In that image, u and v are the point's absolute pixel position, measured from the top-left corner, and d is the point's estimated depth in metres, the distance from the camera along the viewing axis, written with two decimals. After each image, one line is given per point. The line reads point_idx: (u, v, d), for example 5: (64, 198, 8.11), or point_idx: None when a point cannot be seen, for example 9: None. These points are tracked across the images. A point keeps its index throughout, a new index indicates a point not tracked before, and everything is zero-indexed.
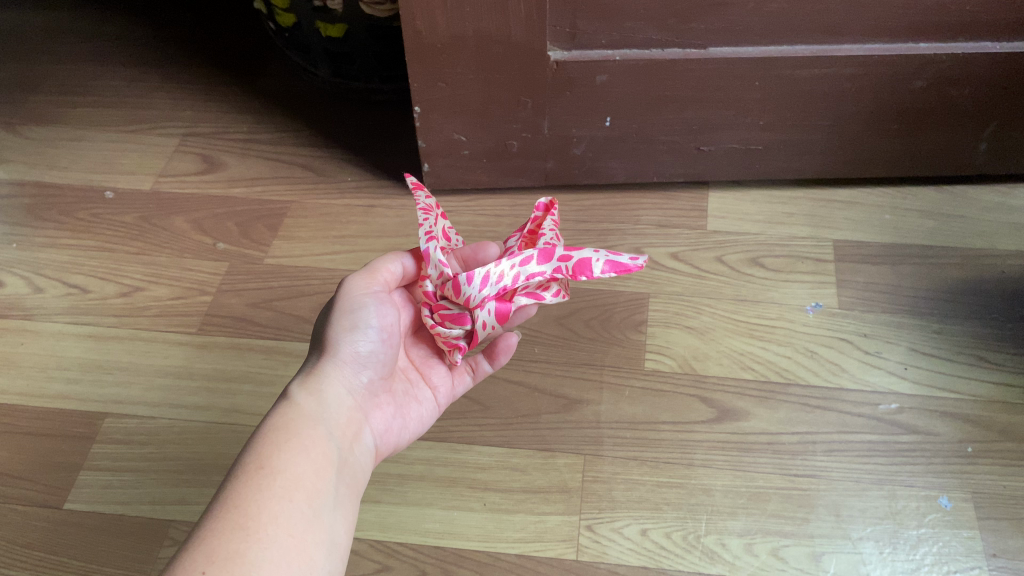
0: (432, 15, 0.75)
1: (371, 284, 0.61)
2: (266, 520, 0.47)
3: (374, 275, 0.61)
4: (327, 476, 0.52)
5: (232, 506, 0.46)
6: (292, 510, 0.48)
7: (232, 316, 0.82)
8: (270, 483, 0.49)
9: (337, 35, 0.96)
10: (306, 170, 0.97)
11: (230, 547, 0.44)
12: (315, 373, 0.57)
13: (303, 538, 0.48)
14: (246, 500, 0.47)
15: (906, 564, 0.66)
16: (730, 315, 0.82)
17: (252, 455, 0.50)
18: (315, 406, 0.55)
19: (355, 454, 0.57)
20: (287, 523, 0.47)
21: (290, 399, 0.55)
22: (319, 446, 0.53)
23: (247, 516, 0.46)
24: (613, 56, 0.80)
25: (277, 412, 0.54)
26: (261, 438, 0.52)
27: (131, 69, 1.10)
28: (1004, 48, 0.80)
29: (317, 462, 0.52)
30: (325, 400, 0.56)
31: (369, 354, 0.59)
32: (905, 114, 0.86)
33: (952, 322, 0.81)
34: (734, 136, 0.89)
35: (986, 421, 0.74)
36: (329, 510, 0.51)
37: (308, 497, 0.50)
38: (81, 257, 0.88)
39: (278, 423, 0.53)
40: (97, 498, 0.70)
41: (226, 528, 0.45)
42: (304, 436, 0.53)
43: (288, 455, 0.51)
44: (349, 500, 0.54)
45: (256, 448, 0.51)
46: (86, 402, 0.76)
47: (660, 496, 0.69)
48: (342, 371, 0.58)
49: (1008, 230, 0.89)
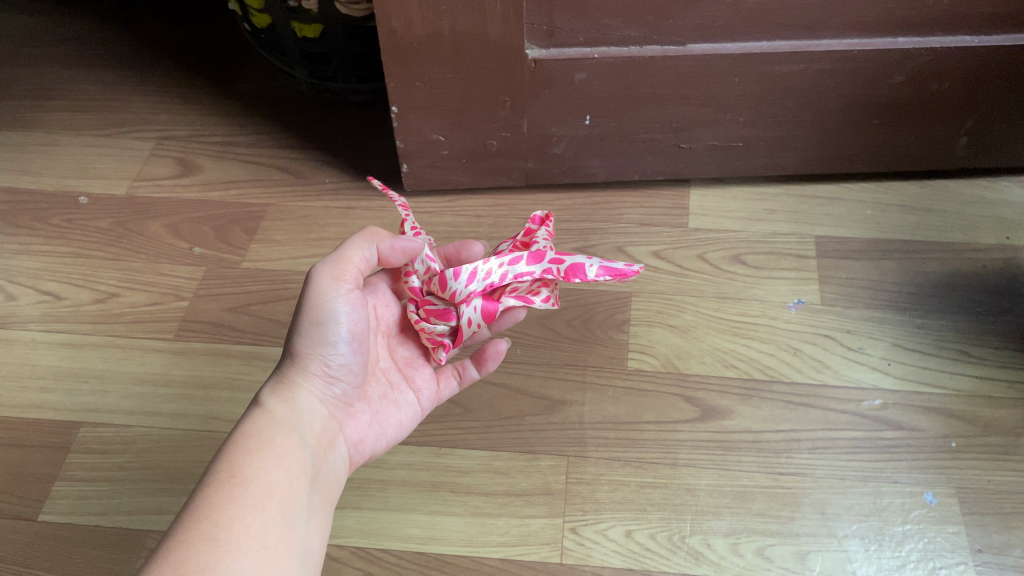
0: (407, 14, 0.74)
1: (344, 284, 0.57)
2: (238, 530, 0.46)
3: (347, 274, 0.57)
4: (300, 485, 0.51)
5: (205, 515, 0.46)
6: (264, 520, 0.47)
7: (210, 322, 0.81)
8: (241, 491, 0.48)
9: (313, 35, 0.95)
10: (284, 173, 0.96)
11: (200, 559, 0.44)
12: (287, 385, 0.56)
13: (275, 550, 0.47)
14: (217, 510, 0.46)
15: (892, 561, 0.66)
16: (713, 314, 0.81)
17: (223, 464, 0.49)
18: (286, 415, 0.55)
19: (329, 463, 0.56)
20: (259, 533, 0.47)
21: (262, 408, 0.54)
22: (292, 454, 0.52)
23: (218, 526, 0.45)
24: (592, 54, 0.79)
25: (249, 419, 0.54)
26: (232, 447, 0.51)
27: (104, 72, 1.09)
28: (982, 42, 0.80)
29: (290, 471, 0.51)
30: (297, 408, 0.55)
31: (339, 364, 0.57)
32: (885, 109, 0.86)
33: (934, 316, 0.81)
34: (714, 133, 0.88)
35: (969, 415, 0.74)
36: (302, 520, 0.50)
37: (280, 507, 0.49)
38: (55, 263, 0.87)
39: (250, 430, 0.53)
40: (73, 509, 0.69)
41: (196, 539, 0.44)
42: (276, 446, 0.52)
43: (260, 464, 0.50)
44: (323, 509, 0.53)
45: (227, 456, 0.50)
46: (61, 412, 0.75)
47: (645, 496, 0.69)
48: (312, 382, 0.57)
49: (989, 224, 0.89)
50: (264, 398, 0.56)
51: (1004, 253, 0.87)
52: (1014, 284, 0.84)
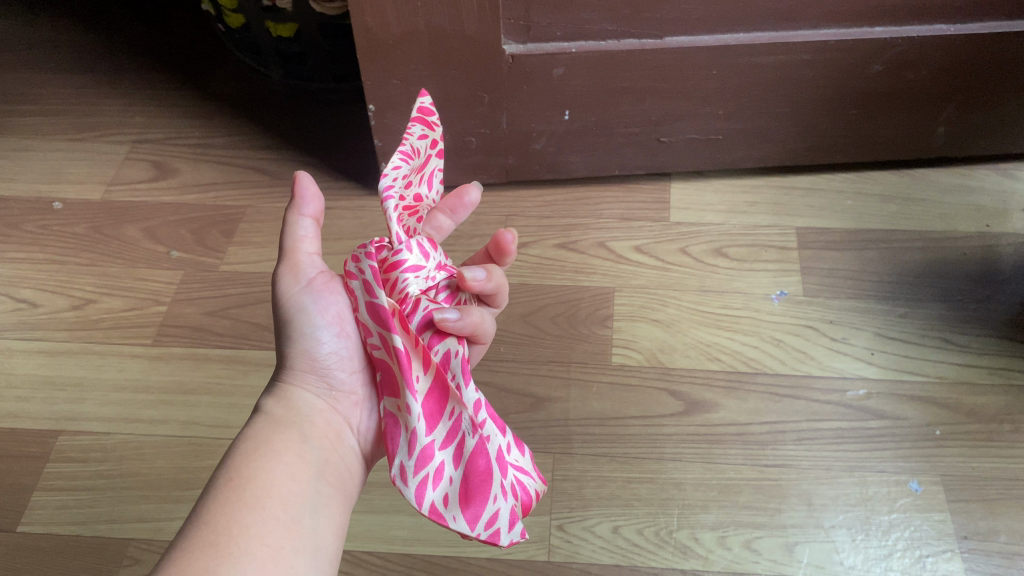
0: (383, 11, 0.74)
1: (303, 270, 0.54)
2: (237, 532, 0.43)
3: (298, 261, 0.54)
4: (306, 478, 0.49)
5: (201, 525, 0.43)
6: (266, 518, 0.45)
7: (189, 326, 0.80)
8: (241, 492, 0.45)
9: (287, 34, 0.94)
10: (261, 174, 0.95)
11: (198, 568, 0.41)
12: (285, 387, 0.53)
13: (280, 547, 0.44)
14: (215, 515, 0.44)
15: (879, 550, 0.65)
16: (695, 307, 0.81)
17: (222, 469, 0.47)
18: (285, 416, 0.52)
19: (341, 454, 0.53)
20: (261, 532, 0.44)
21: (261, 413, 0.52)
22: (294, 450, 0.50)
23: (216, 531, 0.43)
24: (569, 49, 0.79)
25: (248, 425, 0.51)
26: (234, 451, 0.48)
27: (78, 75, 1.07)
28: (957, 31, 0.80)
29: (293, 466, 0.48)
30: (298, 408, 0.52)
31: (330, 355, 0.53)
32: (864, 99, 0.86)
33: (916, 304, 0.81)
34: (694, 126, 0.88)
35: (953, 403, 0.73)
36: (309, 513, 0.47)
37: (283, 503, 0.46)
38: (29, 270, 0.86)
39: (249, 434, 0.50)
40: (53, 520, 0.68)
41: (193, 549, 0.42)
42: (276, 445, 0.49)
43: (260, 463, 0.48)
44: (337, 502, 0.50)
45: (225, 463, 0.48)
46: (38, 420, 0.74)
47: (631, 492, 0.69)
48: (311, 381, 0.54)
49: (969, 211, 0.90)
50: (267, 403, 0.53)
51: (983, 240, 0.87)
52: (995, 270, 0.84)
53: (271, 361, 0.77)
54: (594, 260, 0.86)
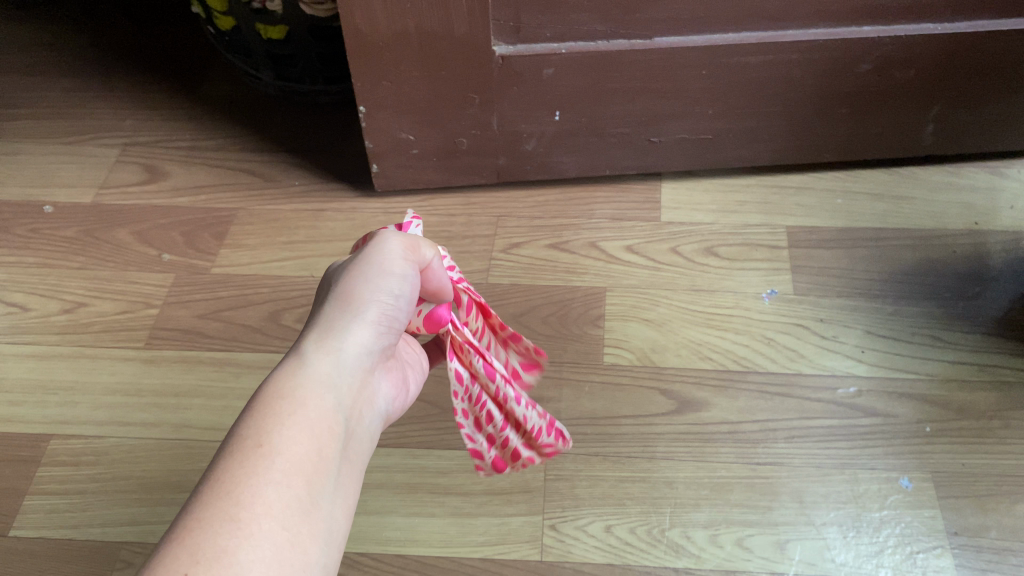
0: (372, 13, 0.74)
1: (416, 254, 0.53)
2: (260, 511, 0.40)
3: (415, 244, 0.53)
4: (331, 454, 0.45)
5: (223, 491, 0.40)
6: (290, 497, 0.41)
7: (181, 329, 0.80)
8: (267, 464, 0.42)
9: (278, 37, 0.94)
10: (252, 177, 0.95)
11: (217, 543, 0.37)
12: (336, 333, 0.49)
13: (302, 532, 0.41)
14: (239, 485, 0.40)
15: (870, 547, 0.66)
16: (687, 307, 0.81)
17: (250, 428, 0.43)
18: (323, 373, 0.48)
19: (358, 428, 0.50)
20: (283, 514, 0.41)
21: (299, 361, 0.48)
22: (323, 419, 0.46)
23: (240, 503, 0.39)
24: (559, 49, 0.79)
25: (279, 374, 0.47)
26: (262, 409, 0.45)
27: (68, 79, 1.07)
28: (945, 30, 0.80)
29: (320, 438, 0.45)
30: (338, 363, 0.49)
31: (395, 322, 0.52)
32: (853, 97, 0.87)
33: (905, 302, 0.82)
34: (684, 126, 0.88)
35: (942, 400, 0.74)
36: (329, 496, 0.44)
37: (307, 481, 0.43)
38: (20, 274, 0.86)
39: (278, 390, 0.46)
40: (44, 524, 0.68)
41: (214, 519, 0.38)
42: (309, 410, 0.46)
43: (288, 430, 0.44)
44: (350, 483, 0.47)
45: (252, 420, 0.44)
46: (30, 424, 0.74)
47: (623, 491, 0.69)
48: (368, 337, 0.51)
49: (958, 209, 0.90)
50: (305, 344, 0.49)
51: (973, 238, 0.87)
52: (984, 267, 0.84)
53: (263, 364, 0.77)
54: (585, 260, 0.86)
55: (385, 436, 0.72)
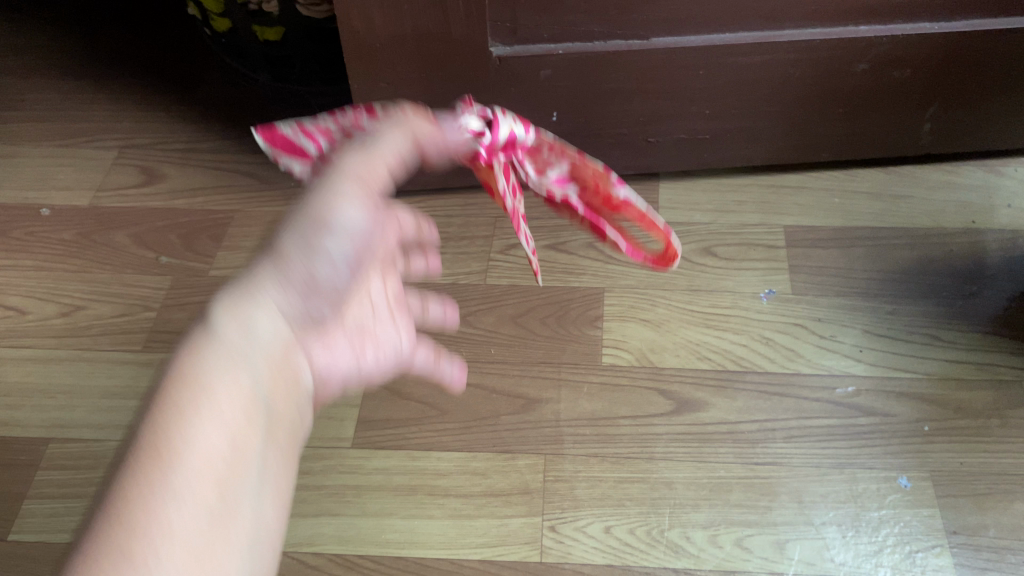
0: (368, 13, 0.75)
1: (381, 181, 0.46)
2: (159, 535, 0.34)
3: (382, 167, 0.46)
4: (247, 455, 0.39)
5: (113, 521, 0.33)
6: (195, 512, 0.35)
7: (179, 331, 0.80)
8: (171, 473, 0.35)
9: (275, 38, 0.94)
10: (250, 178, 0.95)
11: None
12: (255, 293, 0.42)
13: (209, 560, 0.35)
14: (136, 506, 0.34)
15: (869, 546, 0.66)
16: (685, 306, 0.82)
17: (147, 433, 0.36)
18: (238, 350, 0.41)
19: (282, 406, 0.43)
20: (188, 536, 0.35)
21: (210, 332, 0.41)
22: (241, 404, 0.40)
23: (134, 535, 0.33)
24: (556, 50, 0.79)
25: (190, 350, 0.40)
26: (152, 416, 0.37)
27: (65, 81, 1.08)
28: (941, 28, 0.81)
29: (234, 435, 0.39)
30: (257, 330, 0.42)
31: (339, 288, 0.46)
32: (849, 97, 0.87)
33: (904, 302, 0.82)
34: (682, 126, 0.88)
35: (940, 399, 0.74)
36: (245, 499, 0.39)
37: (218, 491, 0.37)
38: (18, 277, 0.85)
39: (187, 371, 0.39)
40: (43, 527, 0.68)
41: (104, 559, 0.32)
42: (224, 399, 0.39)
43: (197, 426, 0.37)
44: (271, 482, 0.41)
45: (152, 418, 0.37)
46: (28, 428, 0.74)
47: (622, 492, 0.68)
48: (300, 309, 0.44)
49: (955, 208, 0.90)
50: (213, 318, 0.41)
51: (970, 237, 0.87)
52: (981, 266, 0.85)
53: None
54: (583, 261, 0.86)
55: (384, 438, 0.72)
